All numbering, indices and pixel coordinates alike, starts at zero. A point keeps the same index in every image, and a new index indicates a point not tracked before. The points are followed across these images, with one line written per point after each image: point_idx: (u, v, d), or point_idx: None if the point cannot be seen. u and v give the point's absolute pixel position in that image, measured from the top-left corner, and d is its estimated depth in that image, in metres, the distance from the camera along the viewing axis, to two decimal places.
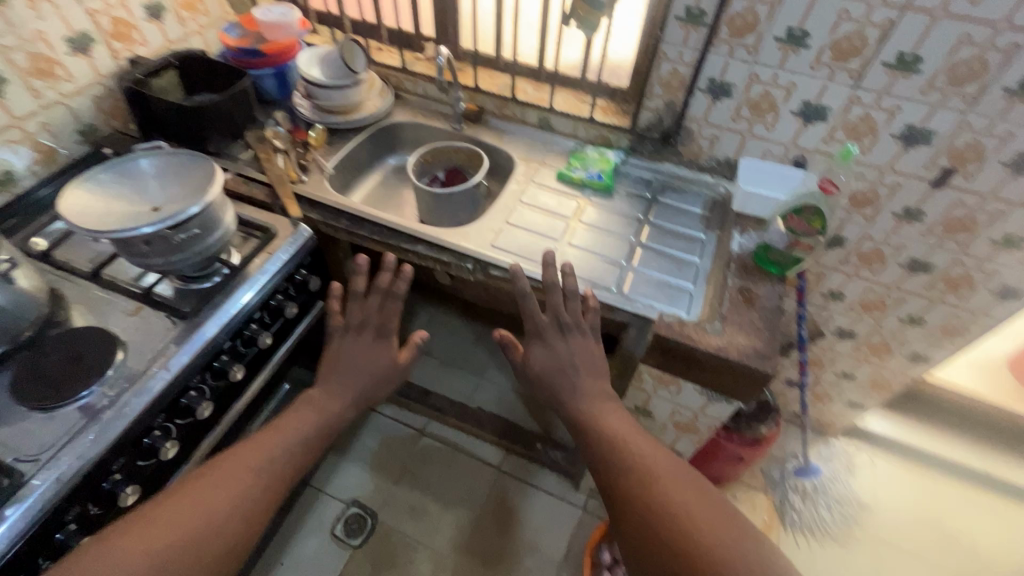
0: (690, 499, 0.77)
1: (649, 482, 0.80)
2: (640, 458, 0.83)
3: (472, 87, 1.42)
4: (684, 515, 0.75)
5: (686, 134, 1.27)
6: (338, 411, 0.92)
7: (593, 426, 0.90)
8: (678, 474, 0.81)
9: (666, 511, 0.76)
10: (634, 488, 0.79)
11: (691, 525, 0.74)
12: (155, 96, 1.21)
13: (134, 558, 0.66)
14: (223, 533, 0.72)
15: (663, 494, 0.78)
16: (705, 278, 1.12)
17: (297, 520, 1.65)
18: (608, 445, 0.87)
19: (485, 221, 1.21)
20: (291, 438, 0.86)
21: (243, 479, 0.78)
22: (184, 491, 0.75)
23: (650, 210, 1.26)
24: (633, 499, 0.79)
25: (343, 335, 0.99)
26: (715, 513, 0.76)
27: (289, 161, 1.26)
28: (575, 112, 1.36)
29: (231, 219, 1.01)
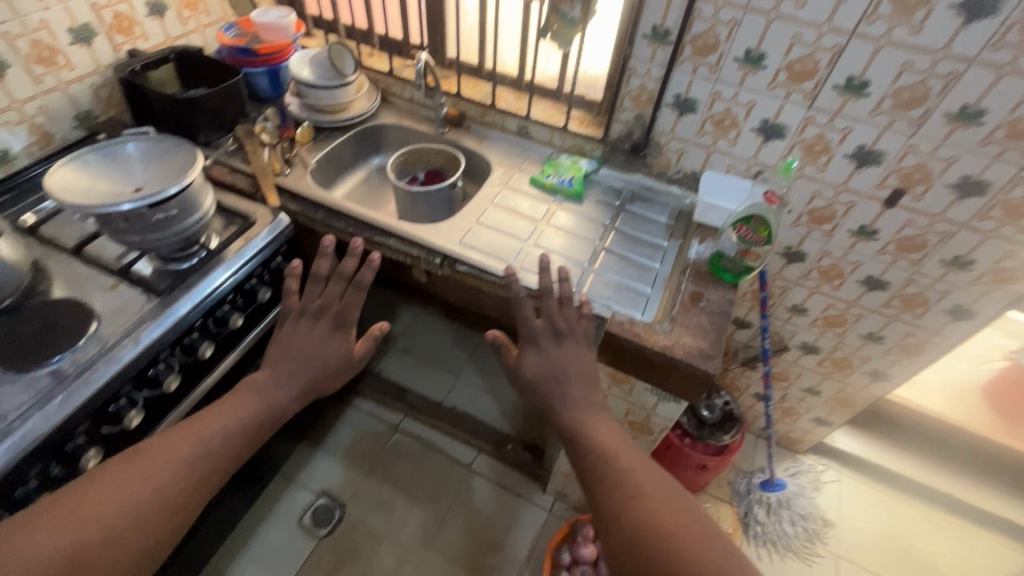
0: (672, 508, 0.76)
1: (632, 489, 0.79)
2: (625, 467, 0.83)
3: (455, 93, 1.48)
4: (667, 521, 0.73)
5: (655, 146, 1.33)
6: (283, 400, 0.93)
7: (580, 435, 0.90)
8: (663, 484, 0.80)
9: (648, 517, 0.74)
10: (618, 497, 0.78)
11: (672, 532, 0.72)
12: (149, 88, 1.28)
13: (56, 541, 0.67)
14: (150, 520, 0.74)
15: (646, 502, 0.77)
16: (662, 284, 1.15)
17: (266, 507, 1.67)
18: (595, 456, 0.86)
19: (456, 220, 1.26)
20: (234, 424, 0.87)
21: (177, 467, 0.79)
22: (114, 472, 0.76)
23: (617, 217, 1.31)
24: (617, 509, 0.77)
25: (309, 322, 0.99)
26: (697, 524, 0.74)
27: (276, 153, 1.30)
28: (551, 121, 1.42)
29: (211, 204, 1.07)
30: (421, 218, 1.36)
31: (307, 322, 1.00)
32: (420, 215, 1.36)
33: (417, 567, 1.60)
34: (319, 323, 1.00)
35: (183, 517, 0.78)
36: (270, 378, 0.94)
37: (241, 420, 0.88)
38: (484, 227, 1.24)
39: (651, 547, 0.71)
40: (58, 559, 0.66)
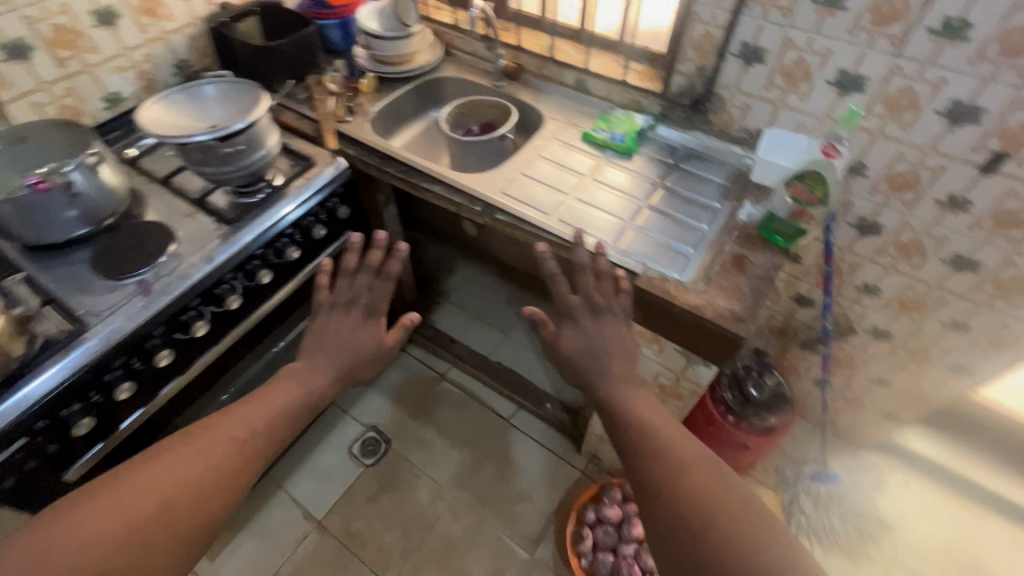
0: (721, 487, 0.71)
1: (677, 465, 0.74)
2: (670, 442, 0.77)
3: (514, 46, 1.47)
4: (716, 503, 0.68)
5: (716, 101, 1.25)
6: (321, 385, 0.88)
7: (622, 408, 0.83)
8: (709, 460, 0.75)
9: (695, 498, 0.69)
10: (662, 472, 0.73)
11: (721, 514, 0.67)
12: (234, 38, 1.39)
13: (89, 537, 0.64)
14: (199, 504, 0.72)
15: (692, 480, 0.71)
16: (706, 245, 1.08)
17: (321, 432, 1.84)
18: (639, 429, 0.80)
19: (502, 170, 1.27)
20: (277, 407, 0.84)
21: (224, 451, 0.76)
22: (163, 456, 0.74)
23: (668, 175, 1.26)
24: (661, 487, 0.72)
25: (339, 312, 0.94)
26: (747, 505, 0.69)
27: (340, 102, 1.38)
28: (609, 74, 1.37)
29: (274, 143, 1.17)
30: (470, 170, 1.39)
31: (336, 306, 0.95)
32: (469, 166, 1.39)
33: (450, 504, 1.70)
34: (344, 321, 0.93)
35: (231, 499, 0.75)
36: (309, 367, 0.90)
37: (285, 405, 0.85)
38: (528, 179, 1.24)
39: (697, 530, 0.66)
40: (113, 539, 0.65)
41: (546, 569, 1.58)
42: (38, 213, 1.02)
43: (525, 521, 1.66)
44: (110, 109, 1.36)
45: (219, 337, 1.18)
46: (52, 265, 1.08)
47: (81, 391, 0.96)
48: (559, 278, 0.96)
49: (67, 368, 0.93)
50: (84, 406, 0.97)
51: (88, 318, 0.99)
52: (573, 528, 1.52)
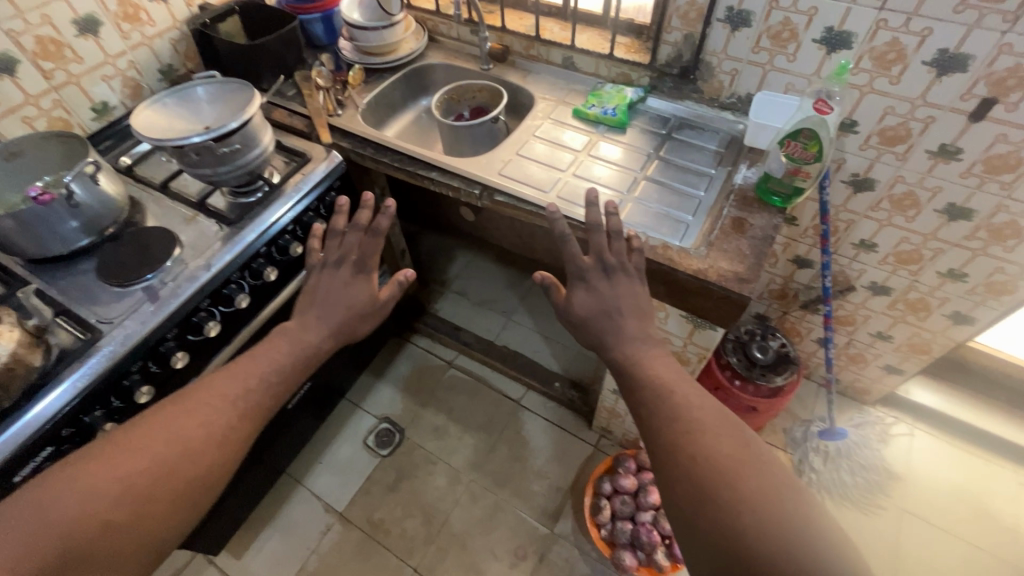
0: (735, 448, 0.72)
1: (691, 427, 0.75)
2: (683, 404, 0.79)
3: (499, 27, 1.47)
4: (730, 464, 0.70)
5: (706, 69, 1.26)
6: (314, 342, 0.97)
7: (636, 372, 0.86)
8: (722, 423, 0.76)
9: (708, 459, 0.71)
10: (676, 435, 0.75)
11: (735, 474, 0.69)
12: (217, 37, 1.38)
13: (100, 487, 0.71)
14: (196, 457, 0.78)
15: (707, 442, 0.73)
16: (705, 211, 1.10)
17: (336, 427, 1.86)
18: (653, 391, 0.83)
19: (497, 152, 1.28)
20: (267, 367, 0.92)
21: (216, 410, 0.83)
22: (155, 420, 0.80)
23: (663, 146, 1.27)
24: (676, 449, 0.74)
25: (336, 261, 1.04)
26: (760, 466, 0.70)
27: (329, 97, 1.38)
28: (596, 49, 1.37)
29: (269, 141, 1.17)
30: (464, 154, 1.39)
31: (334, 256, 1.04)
32: (463, 150, 1.39)
33: (467, 487, 1.73)
34: (336, 273, 1.03)
35: (229, 453, 0.82)
36: (295, 327, 0.98)
37: (268, 369, 0.92)
38: (524, 159, 1.25)
39: (711, 489, 0.68)
40: (120, 488, 0.72)
41: (567, 543, 1.61)
42: (42, 226, 1.03)
43: (543, 498, 1.69)
44: (99, 119, 1.36)
45: (230, 338, 1.19)
46: (59, 278, 1.09)
47: (101, 397, 0.97)
48: (573, 240, 0.98)
49: (86, 377, 0.94)
50: (105, 412, 0.99)
51: (101, 326, 1.00)
52: (591, 499, 1.55)
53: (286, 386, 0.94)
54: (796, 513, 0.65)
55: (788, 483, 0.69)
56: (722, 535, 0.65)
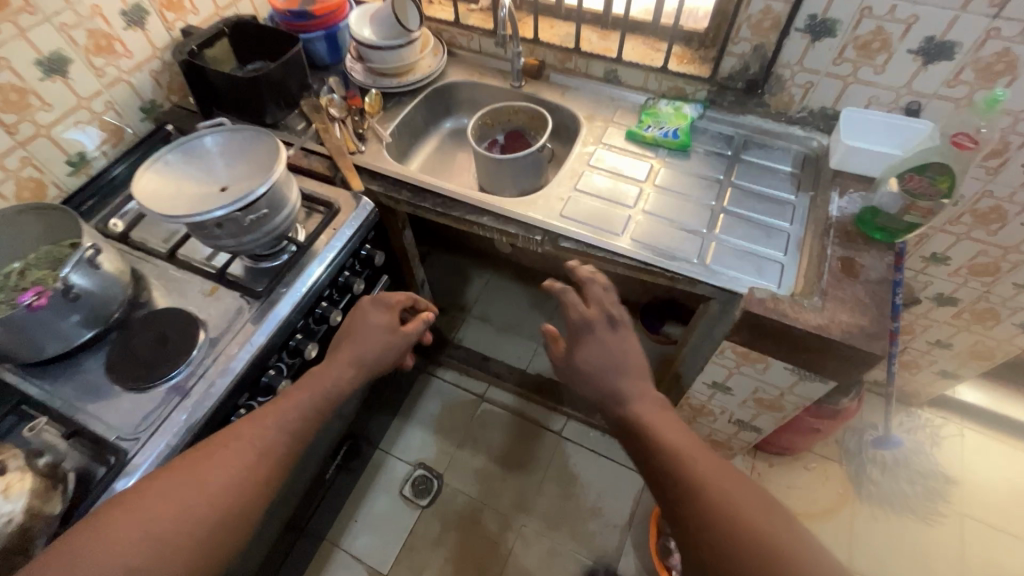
0: (755, 514, 0.68)
1: (704, 495, 0.70)
2: (694, 467, 0.74)
3: (531, 39, 1.32)
4: (753, 539, 0.65)
5: (775, 82, 1.14)
6: (334, 376, 0.94)
7: (639, 429, 0.81)
8: (734, 485, 0.72)
9: (728, 533, 0.66)
10: (692, 509, 0.70)
11: (762, 551, 0.64)
12: (209, 68, 1.18)
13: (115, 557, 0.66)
14: (216, 526, 0.73)
15: (721, 513, 0.68)
16: (797, 247, 1.01)
17: (368, 480, 1.73)
18: (663, 449, 0.77)
19: (552, 190, 1.13)
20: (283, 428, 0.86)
21: (233, 464, 0.79)
22: (171, 475, 0.75)
23: (732, 169, 1.15)
24: (693, 526, 0.69)
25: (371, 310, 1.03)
26: (785, 533, 0.65)
27: (346, 131, 1.23)
28: (645, 61, 1.24)
29: (296, 198, 1.00)
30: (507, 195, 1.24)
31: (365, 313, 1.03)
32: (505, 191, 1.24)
33: (520, 533, 1.62)
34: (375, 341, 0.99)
35: (250, 503, 0.78)
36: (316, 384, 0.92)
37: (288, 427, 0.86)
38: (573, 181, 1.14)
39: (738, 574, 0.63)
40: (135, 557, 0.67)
41: None
42: (36, 327, 0.85)
43: (601, 538, 1.60)
44: (77, 174, 1.15)
45: None
46: (60, 383, 0.90)
47: None
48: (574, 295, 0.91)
49: None
50: None
51: (124, 444, 0.83)
52: (658, 541, 1.47)
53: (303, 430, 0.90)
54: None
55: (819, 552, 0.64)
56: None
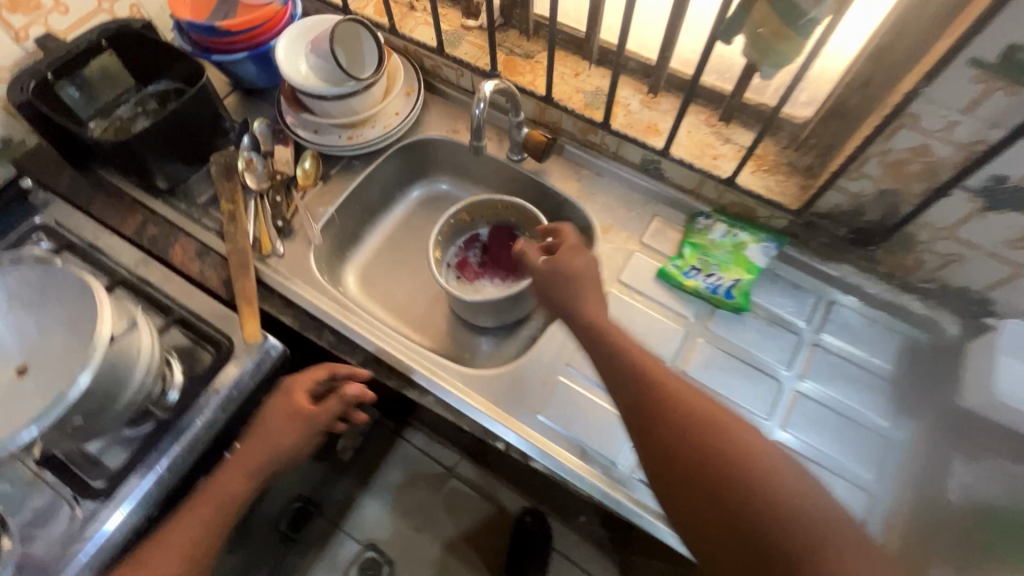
0: (748, 460, 0.49)
1: (676, 432, 0.53)
2: (668, 399, 0.55)
3: (542, 95, 0.91)
4: (741, 482, 0.48)
5: (900, 239, 0.73)
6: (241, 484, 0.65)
7: (593, 339, 0.62)
8: (721, 420, 0.53)
9: (707, 479, 0.50)
10: (664, 446, 0.53)
11: (753, 505, 0.47)
12: (65, 121, 0.82)
13: None
14: None
15: (699, 450, 0.51)
16: (881, 530, 0.68)
17: (310, 558, 1.52)
18: (632, 387, 0.57)
19: (537, 363, 0.78)
20: (210, 517, 0.63)
21: None
22: None
23: (802, 360, 0.78)
24: (664, 482, 0.53)
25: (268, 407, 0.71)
26: (787, 483, 0.48)
27: (260, 221, 0.86)
28: (703, 161, 0.84)
29: (152, 351, 0.69)
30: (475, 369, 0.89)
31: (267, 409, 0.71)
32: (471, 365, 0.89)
33: None
34: (297, 426, 0.69)
35: None
36: (231, 469, 0.66)
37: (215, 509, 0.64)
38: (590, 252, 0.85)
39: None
40: None
41: None
42: None
43: None
44: None
45: None
46: None
47: None
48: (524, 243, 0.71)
49: None
50: None
51: None
52: None
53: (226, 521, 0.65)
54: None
55: (845, 531, 0.46)
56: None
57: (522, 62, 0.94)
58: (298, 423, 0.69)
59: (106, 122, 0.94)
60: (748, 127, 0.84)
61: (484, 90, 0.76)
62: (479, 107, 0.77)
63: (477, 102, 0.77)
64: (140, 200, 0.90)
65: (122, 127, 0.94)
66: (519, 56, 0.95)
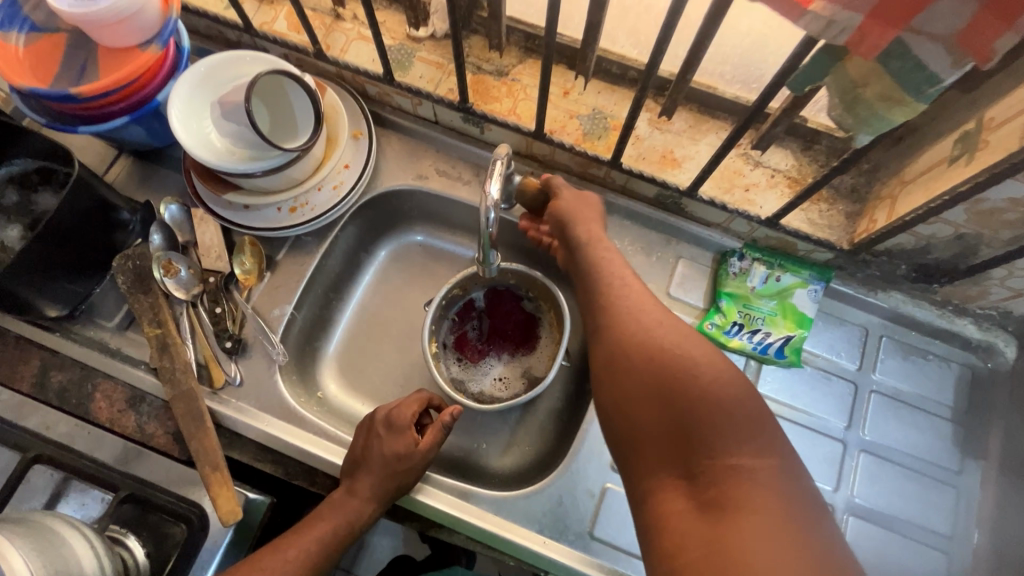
0: (700, 367, 0.48)
1: (640, 340, 0.53)
2: (641, 320, 0.55)
3: (528, 128, 0.73)
4: (683, 387, 0.47)
5: (969, 276, 0.64)
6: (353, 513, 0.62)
7: (586, 271, 0.63)
8: (687, 332, 0.53)
9: (651, 383, 0.49)
10: (624, 350, 0.53)
11: (690, 413, 0.46)
12: None
13: None
14: None
15: (649, 358, 0.51)
16: None
17: None
18: (618, 306, 0.57)
19: (579, 475, 0.67)
20: (321, 537, 0.61)
21: None
22: None
23: (861, 411, 0.71)
24: (616, 382, 0.53)
25: (378, 442, 0.63)
26: (738, 397, 0.46)
27: (201, 341, 0.69)
28: (733, 194, 0.70)
29: (104, 570, 0.53)
30: (502, 485, 0.74)
31: (376, 444, 0.63)
32: (497, 480, 0.75)
33: None
34: (411, 464, 0.63)
35: None
36: (355, 495, 0.63)
37: (327, 530, 0.61)
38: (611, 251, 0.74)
39: (638, 476, 0.49)
40: None
41: None
42: None
43: None
44: None
45: None
46: None
47: None
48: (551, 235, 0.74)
49: None
50: None
51: None
52: None
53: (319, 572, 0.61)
54: (771, 495, 0.42)
55: (780, 459, 0.44)
56: (669, 503, 0.45)
57: (495, 81, 0.75)
58: (409, 455, 0.63)
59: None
60: (782, 146, 0.70)
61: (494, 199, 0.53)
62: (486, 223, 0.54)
63: (486, 214, 0.54)
64: (33, 336, 0.69)
65: None
66: (490, 73, 0.75)
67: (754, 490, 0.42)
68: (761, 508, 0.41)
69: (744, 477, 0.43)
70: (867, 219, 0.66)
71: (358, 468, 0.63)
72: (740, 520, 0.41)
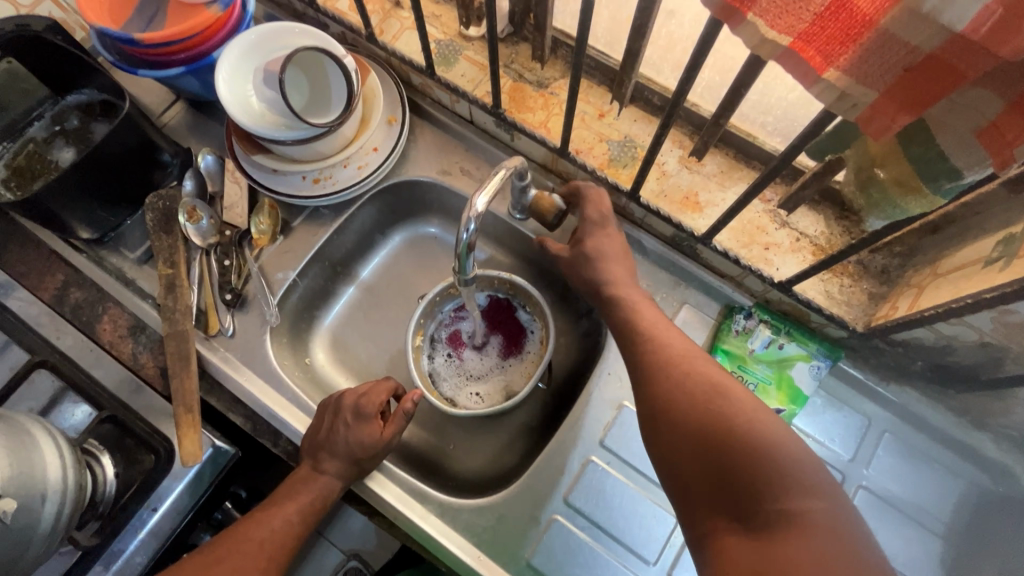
0: (745, 412, 0.47)
1: (683, 380, 0.51)
2: (675, 363, 0.53)
3: (555, 144, 0.72)
4: (728, 432, 0.45)
5: (992, 390, 0.58)
6: (331, 485, 0.64)
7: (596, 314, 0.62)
8: (725, 377, 0.51)
9: (696, 425, 0.47)
10: (663, 390, 0.51)
11: (739, 457, 0.44)
12: None
13: None
14: None
15: (692, 401, 0.49)
16: None
17: None
18: (644, 351, 0.56)
19: (529, 499, 0.66)
20: (300, 509, 0.62)
21: None
22: None
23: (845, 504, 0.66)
24: (652, 428, 0.51)
25: (343, 428, 0.64)
26: (786, 442, 0.44)
27: (206, 290, 0.73)
28: (752, 250, 0.67)
29: (70, 478, 0.57)
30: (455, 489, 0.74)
31: (341, 431, 0.64)
32: (453, 483, 0.74)
33: None
34: (375, 452, 0.65)
35: None
36: (322, 473, 0.64)
37: (304, 505, 0.63)
38: None
39: (690, 519, 0.46)
40: None
41: None
42: None
43: None
44: None
45: None
46: None
47: None
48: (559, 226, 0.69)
49: None
50: None
51: None
52: None
53: (292, 549, 0.61)
54: (831, 538, 0.40)
55: (832, 502, 0.42)
56: (723, 545, 0.43)
57: (534, 92, 0.74)
58: (368, 438, 0.64)
59: (18, 148, 0.76)
60: (813, 210, 0.66)
61: (482, 207, 0.53)
62: (467, 232, 0.54)
63: (466, 223, 0.53)
64: (62, 251, 0.75)
65: (40, 153, 0.76)
66: (529, 82, 0.75)
67: (815, 537, 0.40)
68: (822, 553, 0.38)
69: (801, 523, 0.40)
70: (890, 305, 0.62)
71: (322, 450, 0.64)
72: (796, 562, 0.38)
